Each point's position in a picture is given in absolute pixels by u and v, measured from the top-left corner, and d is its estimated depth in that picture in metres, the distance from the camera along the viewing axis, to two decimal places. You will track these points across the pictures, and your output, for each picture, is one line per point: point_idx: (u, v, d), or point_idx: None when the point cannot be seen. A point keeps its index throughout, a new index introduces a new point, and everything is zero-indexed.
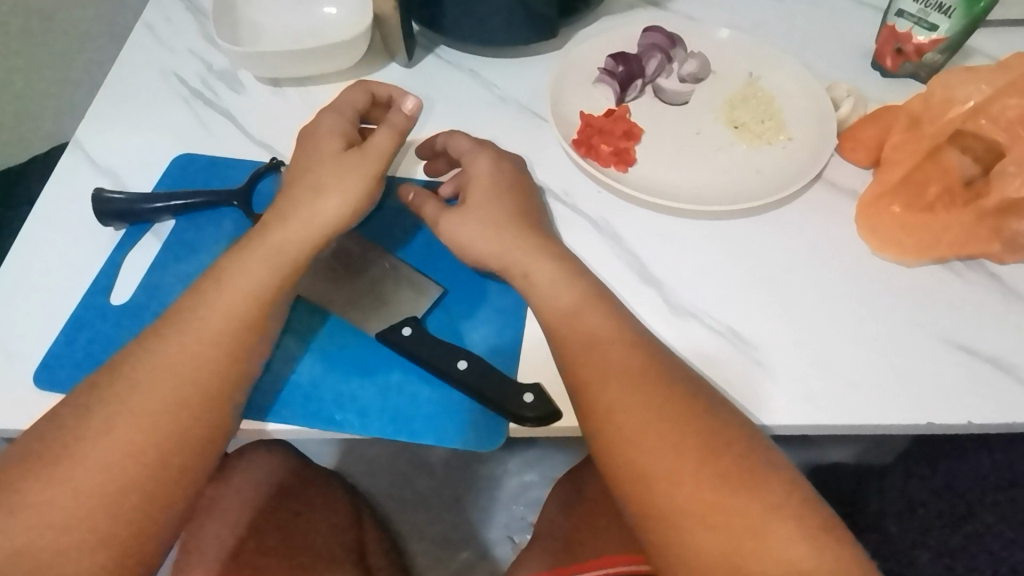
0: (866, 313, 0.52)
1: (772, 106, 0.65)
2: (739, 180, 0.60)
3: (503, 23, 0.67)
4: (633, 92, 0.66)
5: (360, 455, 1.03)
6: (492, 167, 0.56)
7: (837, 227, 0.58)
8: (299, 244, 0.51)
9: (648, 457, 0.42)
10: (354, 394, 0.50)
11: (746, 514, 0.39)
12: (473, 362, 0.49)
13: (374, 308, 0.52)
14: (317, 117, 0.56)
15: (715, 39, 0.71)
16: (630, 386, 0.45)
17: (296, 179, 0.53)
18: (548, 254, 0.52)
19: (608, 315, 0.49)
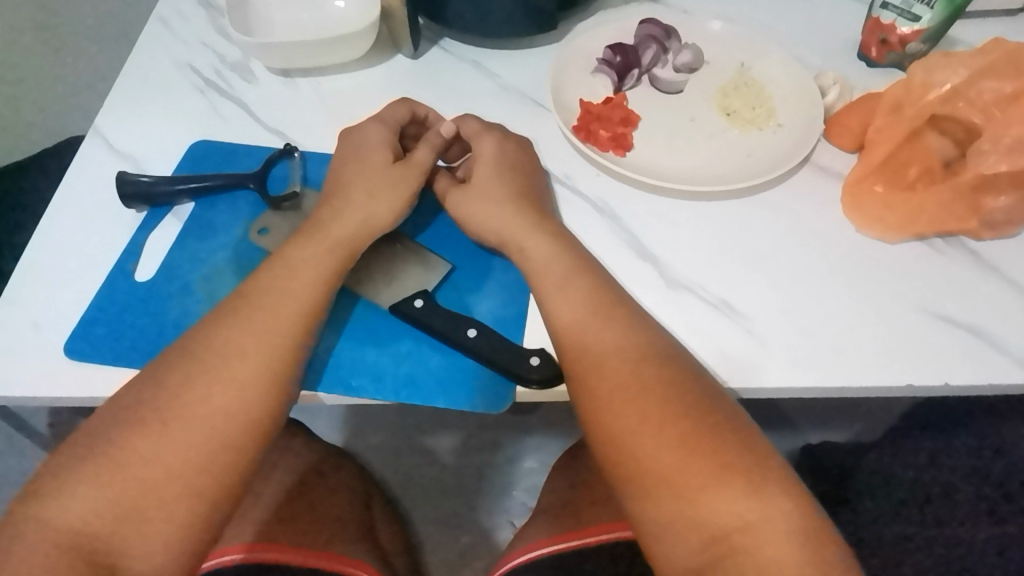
0: (831, 290, 0.56)
1: (763, 94, 0.68)
2: (731, 165, 0.64)
3: (506, 16, 0.70)
4: (631, 80, 0.70)
5: (365, 441, 1.05)
6: (493, 149, 0.60)
7: (825, 209, 0.61)
8: (349, 241, 0.54)
9: (621, 426, 0.46)
10: (367, 362, 0.53)
11: (702, 476, 0.43)
12: (482, 331, 0.52)
13: (387, 284, 0.55)
14: (363, 127, 0.60)
15: (707, 30, 0.74)
16: (605, 360, 0.48)
17: (344, 181, 0.57)
18: (543, 232, 0.55)
19: (600, 289, 0.52)
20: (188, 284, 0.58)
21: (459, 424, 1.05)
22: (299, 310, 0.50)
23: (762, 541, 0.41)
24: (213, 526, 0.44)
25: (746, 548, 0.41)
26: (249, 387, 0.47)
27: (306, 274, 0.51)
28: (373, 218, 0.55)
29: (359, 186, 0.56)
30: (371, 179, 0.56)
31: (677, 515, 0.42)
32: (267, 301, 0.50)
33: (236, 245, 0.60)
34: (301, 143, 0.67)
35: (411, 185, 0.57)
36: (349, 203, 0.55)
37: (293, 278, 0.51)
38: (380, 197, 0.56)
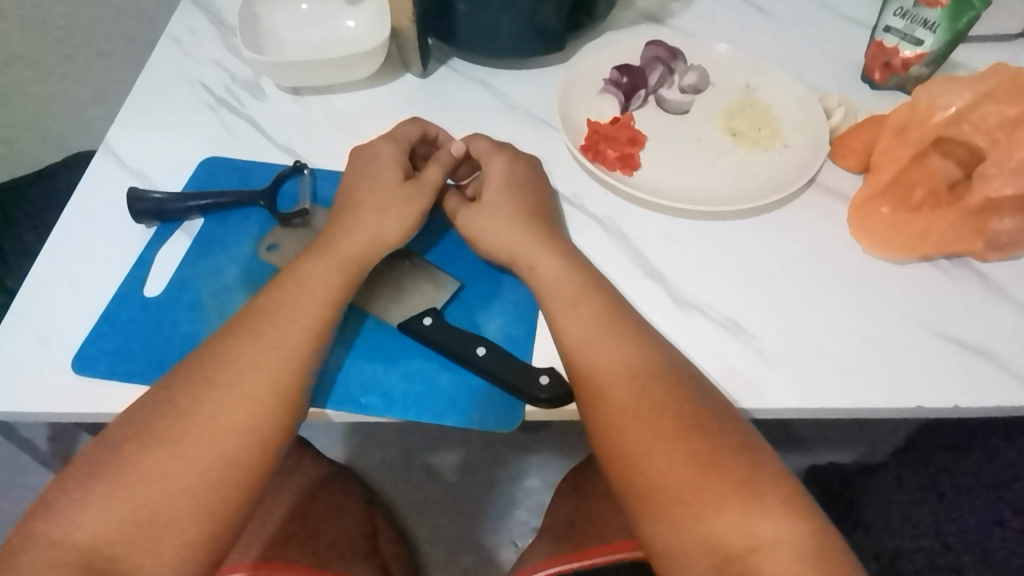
0: (839, 309, 0.56)
1: (768, 115, 0.69)
2: (738, 184, 0.64)
3: (515, 38, 0.71)
4: (637, 101, 0.70)
5: (367, 458, 1.05)
6: (504, 167, 0.60)
7: (832, 229, 0.61)
8: (359, 258, 0.54)
9: (631, 445, 0.46)
10: (377, 379, 0.53)
11: (714, 495, 0.43)
12: (491, 349, 0.52)
13: (397, 301, 0.55)
14: (375, 146, 0.60)
15: (713, 52, 0.75)
16: (615, 378, 0.48)
17: (354, 198, 0.57)
18: (552, 250, 0.55)
19: (609, 306, 0.52)
20: (197, 299, 0.58)
21: (463, 442, 1.05)
22: (309, 327, 0.50)
23: (773, 562, 0.40)
24: (221, 543, 0.44)
25: (757, 569, 0.40)
26: (259, 403, 0.47)
27: (317, 290, 0.51)
28: (383, 236, 0.55)
29: (370, 203, 0.56)
30: (382, 197, 0.57)
31: (688, 535, 0.42)
32: (277, 317, 0.50)
33: (245, 261, 0.60)
34: (311, 160, 0.68)
35: (421, 203, 0.57)
36: (360, 220, 0.56)
37: (304, 294, 0.51)
38: (390, 215, 0.56)
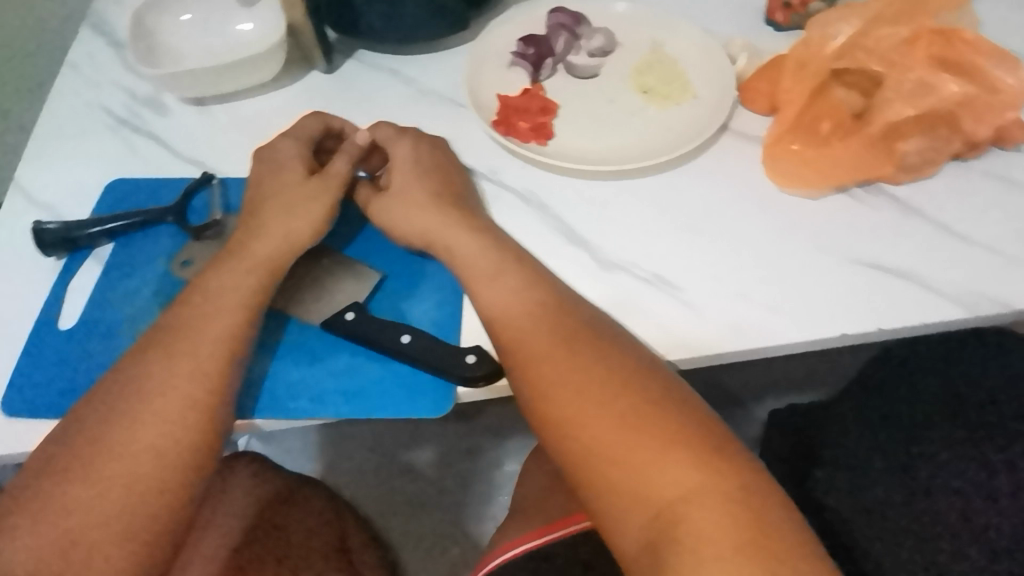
0: (761, 252, 0.56)
1: (676, 69, 0.69)
2: (652, 141, 0.64)
3: (414, 22, 0.70)
4: (546, 70, 0.70)
5: (340, 468, 1.04)
6: (409, 152, 0.59)
7: (748, 172, 0.61)
8: (271, 262, 0.53)
9: (559, 413, 0.45)
10: (304, 382, 0.52)
11: (644, 449, 0.42)
12: (417, 335, 0.52)
13: (317, 300, 0.54)
14: (277, 145, 0.59)
15: (616, 13, 0.74)
16: (541, 346, 0.48)
17: (261, 200, 0.56)
18: (466, 228, 0.55)
19: (527, 278, 0.51)
20: (113, 326, 0.56)
21: (435, 438, 1.04)
22: (224, 340, 0.49)
23: (700, 508, 0.40)
24: (153, 571, 0.43)
25: (687, 519, 0.40)
26: (180, 424, 0.45)
27: (231, 300, 0.50)
28: (293, 235, 0.54)
29: (276, 205, 0.55)
30: (288, 197, 0.55)
31: (620, 494, 0.42)
32: (192, 334, 0.48)
33: (160, 280, 0.58)
34: (219, 170, 0.66)
35: (328, 196, 0.56)
36: (267, 222, 0.54)
37: (217, 306, 0.50)
38: (298, 213, 0.55)
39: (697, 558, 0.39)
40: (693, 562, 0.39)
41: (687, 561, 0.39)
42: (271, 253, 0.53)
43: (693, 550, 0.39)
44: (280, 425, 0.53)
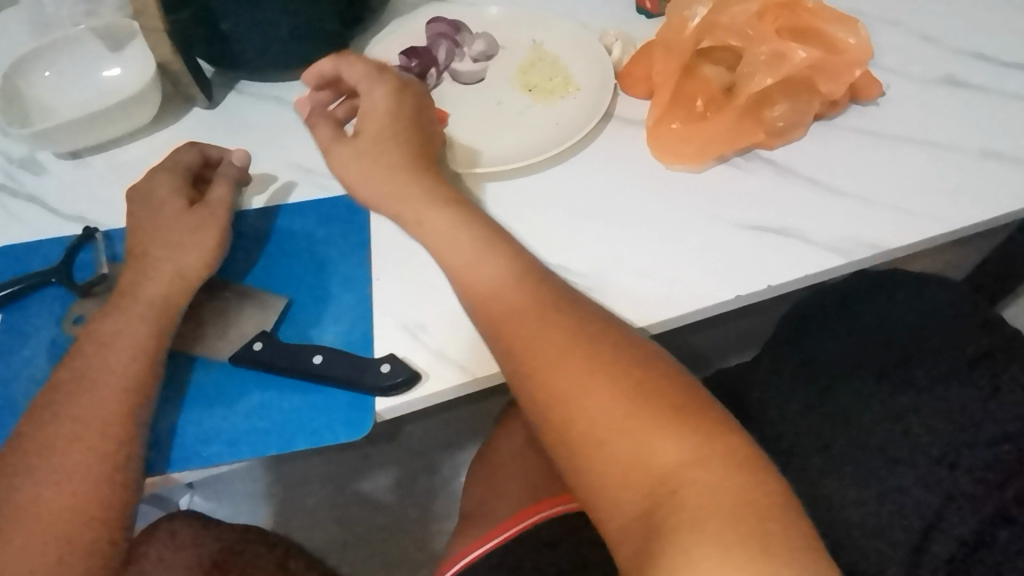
0: (672, 226, 0.59)
1: (558, 65, 0.71)
2: (542, 136, 0.66)
3: (291, 48, 0.69)
4: (432, 80, 0.70)
5: (296, 508, 1.02)
6: (390, 104, 0.57)
7: (635, 155, 0.64)
8: (166, 305, 0.51)
9: (559, 391, 0.45)
10: (215, 426, 0.51)
11: (645, 420, 0.43)
12: (328, 354, 0.52)
13: (221, 335, 0.53)
14: (150, 179, 0.58)
15: (493, 18, 0.76)
16: (535, 329, 0.48)
17: (145, 239, 0.54)
18: (439, 202, 0.55)
19: (515, 263, 0.52)
20: (9, 399, 0.54)
21: (388, 462, 1.05)
22: (128, 395, 0.48)
23: (701, 472, 0.40)
24: None
25: (689, 484, 0.40)
26: (93, 483, 0.45)
27: (130, 346, 0.49)
28: (184, 273, 0.53)
29: (162, 246, 0.54)
30: (174, 236, 0.54)
31: (619, 465, 0.42)
32: (94, 386, 0.48)
33: (53, 343, 0.56)
34: (101, 222, 0.64)
35: (213, 225, 0.56)
36: (154, 261, 0.53)
37: (115, 354, 0.49)
38: (184, 246, 0.54)
39: (695, 516, 0.38)
40: (692, 519, 0.38)
41: (684, 522, 0.38)
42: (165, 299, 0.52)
43: (689, 510, 0.38)
44: (195, 475, 0.52)
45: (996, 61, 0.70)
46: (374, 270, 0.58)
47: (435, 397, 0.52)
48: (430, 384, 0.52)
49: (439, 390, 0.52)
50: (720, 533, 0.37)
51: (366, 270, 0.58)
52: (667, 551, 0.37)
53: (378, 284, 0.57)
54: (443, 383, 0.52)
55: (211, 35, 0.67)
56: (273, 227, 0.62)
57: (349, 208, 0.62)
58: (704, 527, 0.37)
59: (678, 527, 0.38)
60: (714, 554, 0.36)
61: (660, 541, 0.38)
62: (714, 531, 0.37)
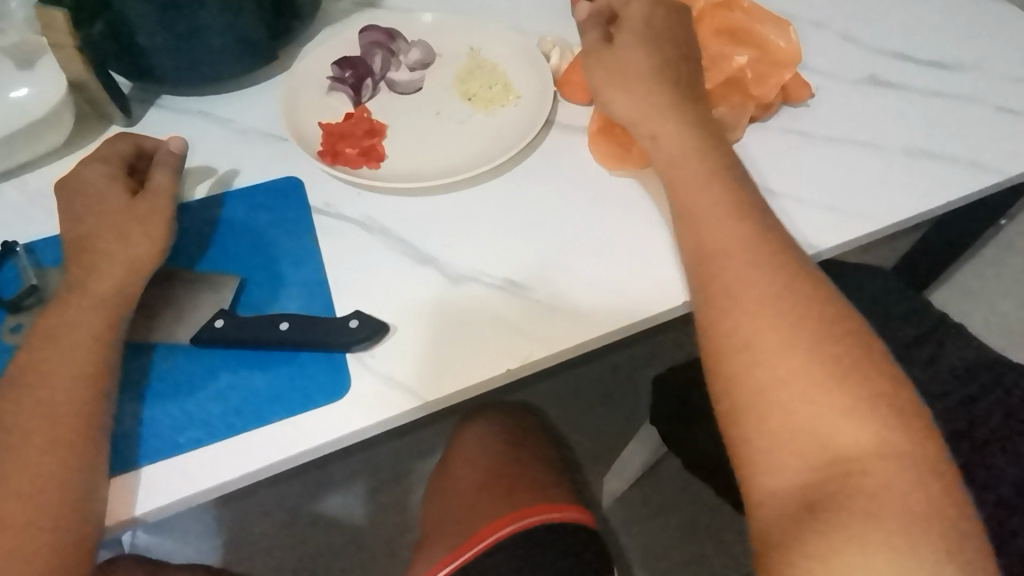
0: (619, 217, 0.60)
1: (497, 72, 0.70)
2: (484, 146, 0.65)
3: (219, 59, 0.66)
4: (368, 91, 0.68)
5: (251, 531, 1.01)
6: (630, 17, 0.60)
7: (580, 162, 0.64)
8: (102, 329, 0.48)
9: (753, 340, 0.45)
10: (185, 414, 0.50)
11: (846, 398, 0.42)
12: (294, 320, 0.52)
13: (179, 318, 0.53)
14: (83, 173, 0.55)
15: (428, 25, 0.74)
16: (745, 280, 0.47)
17: (75, 262, 0.51)
18: (676, 121, 0.56)
19: (723, 214, 0.50)
20: None
21: (344, 482, 1.04)
22: (61, 434, 0.44)
23: (892, 466, 0.40)
24: None
25: (873, 473, 0.40)
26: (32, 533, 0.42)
27: (66, 380, 0.46)
28: (124, 283, 0.50)
29: (93, 264, 0.50)
30: (109, 246, 0.51)
31: (797, 429, 0.42)
32: (31, 425, 0.44)
33: None
34: (23, 236, 0.61)
35: (159, 215, 0.53)
36: (97, 261, 0.50)
37: (51, 388, 0.45)
38: (126, 240, 0.51)
39: (876, 507, 0.39)
40: (871, 508, 0.39)
41: (859, 509, 0.39)
42: (105, 309, 0.49)
43: (870, 498, 0.39)
44: (172, 509, 0.48)
45: (920, 60, 0.72)
46: (325, 246, 0.59)
47: (385, 423, 0.50)
48: (376, 413, 0.50)
49: (390, 416, 0.50)
50: (898, 528, 0.38)
51: (318, 244, 0.59)
52: (841, 532, 0.38)
53: (331, 266, 0.58)
54: (392, 410, 0.50)
55: (128, 50, 0.63)
56: (217, 219, 0.61)
57: (283, 191, 0.63)
58: (882, 520, 0.38)
59: (856, 511, 0.39)
60: (892, 548, 0.37)
61: (833, 518, 0.39)
62: (894, 525, 0.38)
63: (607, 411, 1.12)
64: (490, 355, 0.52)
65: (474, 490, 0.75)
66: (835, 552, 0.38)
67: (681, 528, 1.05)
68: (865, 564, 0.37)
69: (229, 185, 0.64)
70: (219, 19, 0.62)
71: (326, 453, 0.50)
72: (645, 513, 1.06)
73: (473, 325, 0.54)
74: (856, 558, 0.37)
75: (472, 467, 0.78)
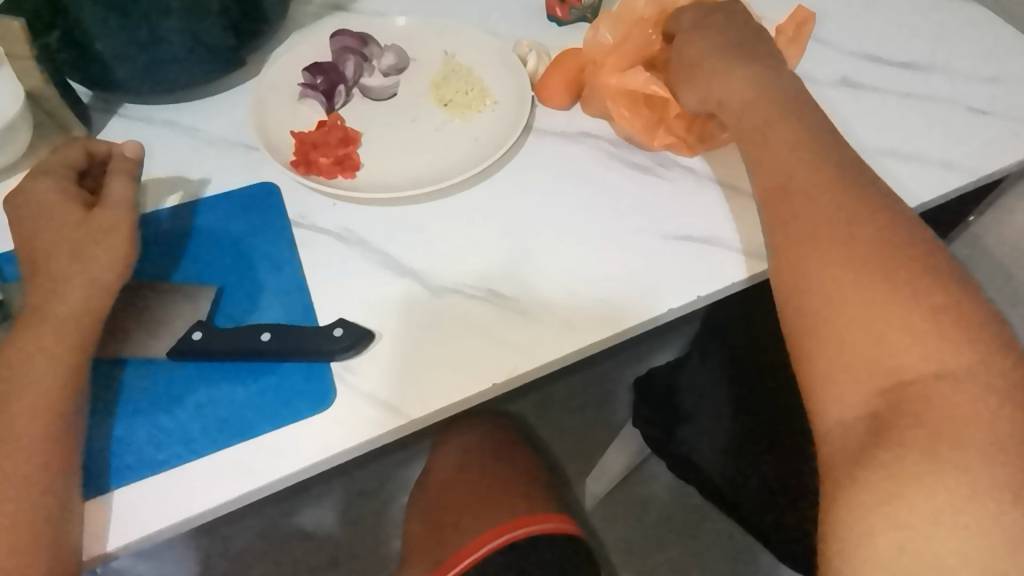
0: (603, 222, 0.59)
1: (473, 76, 0.68)
2: (463, 152, 0.63)
3: (186, 66, 0.64)
4: (341, 98, 0.67)
5: (228, 550, 0.98)
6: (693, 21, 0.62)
7: (562, 168, 0.63)
8: (70, 352, 0.45)
9: (818, 264, 0.46)
10: (163, 430, 0.48)
11: (917, 319, 0.43)
12: (277, 331, 0.51)
13: (155, 331, 0.51)
14: (31, 186, 0.51)
15: (400, 29, 0.72)
16: (813, 210, 0.48)
17: (34, 282, 0.48)
18: (740, 86, 0.57)
19: (792, 155, 0.52)
20: None
21: (322, 495, 1.02)
22: (30, 466, 0.42)
23: (960, 404, 0.40)
24: None
25: (934, 396, 0.40)
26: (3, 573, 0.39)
27: (33, 408, 0.43)
28: (90, 303, 0.47)
29: (53, 284, 0.47)
30: (69, 264, 0.47)
31: (860, 352, 0.43)
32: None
33: None
34: None
35: (119, 228, 0.49)
36: (58, 281, 0.47)
37: (11, 415, 0.43)
38: (83, 260, 0.48)
39: (938, 443, 0.39)
40: (932, 443, 0.39)
41: (915, 436, 0.39)
42: (72, 330, 0.46)
43: (934, 436, 0.39)
44: (147, 541, 0.45)
45: (890, 61, 0.73)
46: (304, 255, 0.57)
47: (370, 443, 0.49)
48: (361, 431, 0.48)
49: (374, 434, 0.48)
50: (959, 467, 0.38)
51: (296, 252, 0.57)
52: (896, 470, 0.39)
53: (312, 275, 0.56)
54: (377, 429, 0.48)
55: (85, 58, 0.61)
56: (189, 227, 0.59)
57: (257, 198, 0.61)
58: (940, 455, 0.38)
59: (913, 447, 0.39)
60: (950, 487, 0.37)
61: (891, 453, 0.40)
62: (954, 463, 0.38)
63: (589, 416, 1.11)
64: (474, 370, 0.51)
65: (461, 502, 0.74)
66: (889, 489, 0.39)
67: (666, 529, 1.05)
68: (919, 505, 0.37)
69: (201, 194, 0.61)
70: (181, 24, 0.60)
71: (311, 474, 0.48)
72: (627, 514, 1.06)
73: (457, 334, 0.53)
74: (909, 497, 0.38)
75: (456, 477, 0.77)
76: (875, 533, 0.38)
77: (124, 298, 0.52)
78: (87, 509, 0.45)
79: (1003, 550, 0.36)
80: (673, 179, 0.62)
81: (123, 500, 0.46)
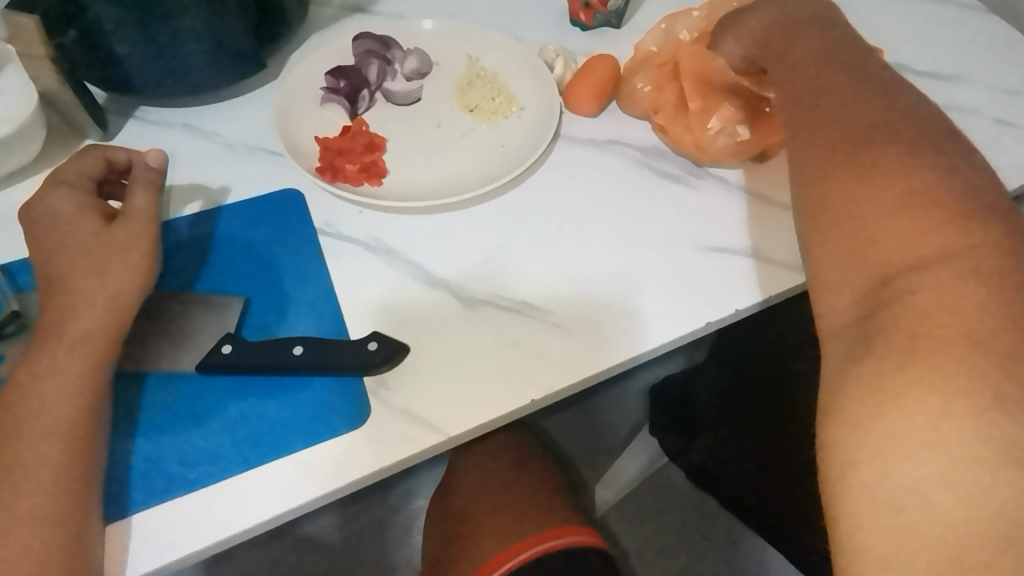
0: (631, 229, 0.58)
1: (498, 82, 0.67)
2: (493, 158, 0.62)
3: (203, 69, 0.62)
4: (364, 102, 0.65)
5: (236, 559, 0.97)
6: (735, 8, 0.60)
7: (593, 178, 0.62)
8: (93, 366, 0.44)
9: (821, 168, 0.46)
10: (194, 448, 0.47)
11: (910, 219, 0.41)
12: (308, 345, 0.49)
13: (183, 346, 0.49)
14: (46, 198, 0.50)
15: (422, 31, 0.71)
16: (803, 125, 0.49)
17: (51, 294, 0.46)
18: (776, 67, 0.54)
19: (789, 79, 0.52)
20: None
21: (331, 503, 1.01)
22: (55, 484, 0.40)
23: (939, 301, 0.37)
24: None
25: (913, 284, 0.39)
26: None
27: (56, 424, 0.42)
28: (114, 316, 0.45)
29: (73, 297, 0.45)
30: (88, 278, 0.46)
31: (850, 247, 0.42)
32: (11, 473, 0.40)
33: None
34: None
35: (139, 243, 0.48)
36: (79, 295, 0.45)
37: (34, 431, 0.41)
38: (103, 275, 0.46)
39: (912, 357, 0.36)
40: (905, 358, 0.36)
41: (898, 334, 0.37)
42: (97, 345, 0.44)
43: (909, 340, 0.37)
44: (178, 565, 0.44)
45: (914, 69, 0.72)
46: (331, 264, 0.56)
47: (400, 462, 0.47)
48: (399, 449, 0.47)
49: (411, 451, 0.47)
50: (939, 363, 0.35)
51: (323, 262, 0.56)
52: (876, 393, 0.36)
53: (340, 288, 0.55)
54: (413, 445, 0.47)
55: (100, 60, 0.59)
56: (213, 236, 0.57)
57: (283, 205, 0.59)
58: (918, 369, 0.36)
59: (890, 362, 0.37)
60: (931, 391, 0.35)
61: (872, 371, 0.37)
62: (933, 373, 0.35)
63: (597, 423, 1.11)
64: (509, 384, 0.50)
65: (482, 513, 0.73)
66: (864, 418, 0.36)
67: (681, 535, 1.05)
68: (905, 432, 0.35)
69: (222, 202, 0.60)
70: (198, 27, 0.58)
71: (344, 494, 0.47)
72: (643, 518, 1.06)
73: (491, 348, 0.52)
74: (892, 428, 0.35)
75: (477, 489, 0.77)
76: (859, 463, 0.35)
77: (149, 312, 0.50)
78: (117, 532, 0.44)
79: (993, 469, 0.32)
80: (702, 185, 0.61)
81: (155, 522, 0.44)
